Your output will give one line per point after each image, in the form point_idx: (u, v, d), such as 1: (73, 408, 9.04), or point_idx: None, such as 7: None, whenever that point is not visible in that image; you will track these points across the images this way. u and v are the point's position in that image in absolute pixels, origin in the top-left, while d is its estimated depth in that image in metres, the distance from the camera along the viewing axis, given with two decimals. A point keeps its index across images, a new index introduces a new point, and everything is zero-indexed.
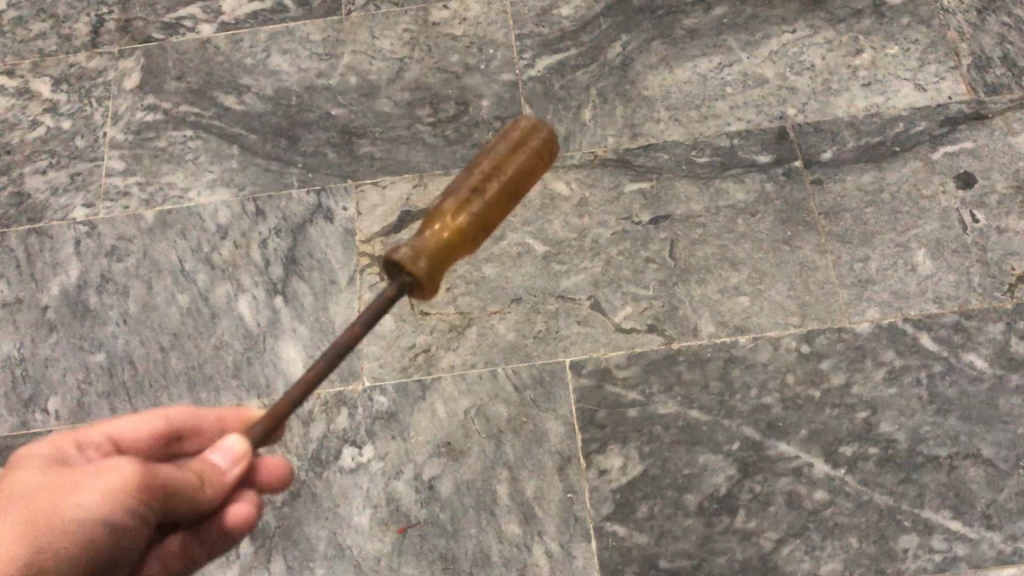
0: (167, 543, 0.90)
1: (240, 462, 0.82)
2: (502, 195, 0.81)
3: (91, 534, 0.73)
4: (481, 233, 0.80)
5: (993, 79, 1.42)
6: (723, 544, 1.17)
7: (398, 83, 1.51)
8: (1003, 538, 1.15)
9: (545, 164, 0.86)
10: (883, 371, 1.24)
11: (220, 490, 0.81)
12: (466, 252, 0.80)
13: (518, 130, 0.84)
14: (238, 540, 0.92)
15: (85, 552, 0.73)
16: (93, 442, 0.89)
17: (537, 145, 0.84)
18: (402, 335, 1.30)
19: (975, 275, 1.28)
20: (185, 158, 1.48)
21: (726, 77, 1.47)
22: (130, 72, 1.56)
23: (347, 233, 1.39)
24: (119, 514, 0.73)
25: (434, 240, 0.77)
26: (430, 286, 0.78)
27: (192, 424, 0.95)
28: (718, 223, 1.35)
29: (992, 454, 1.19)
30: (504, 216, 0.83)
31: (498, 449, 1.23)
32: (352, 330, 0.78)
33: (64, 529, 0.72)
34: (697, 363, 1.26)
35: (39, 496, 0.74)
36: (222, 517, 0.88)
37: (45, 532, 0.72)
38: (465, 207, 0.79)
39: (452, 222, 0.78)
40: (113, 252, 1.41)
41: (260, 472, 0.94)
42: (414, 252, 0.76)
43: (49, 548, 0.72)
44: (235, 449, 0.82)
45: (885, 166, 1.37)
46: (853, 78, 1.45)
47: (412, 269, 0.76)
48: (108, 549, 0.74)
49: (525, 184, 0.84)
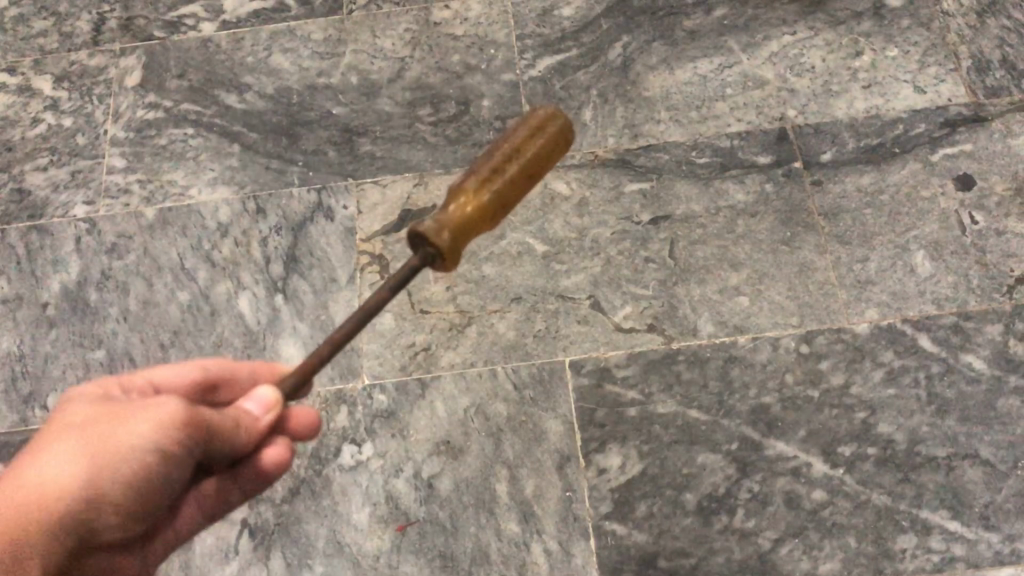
0: (203, 485, 0.92)
1: (273, 409, 0.83)
2: (523, 175, 0.81)
3: (144, 463, 0.75)
4: (503, 211, 0.81)
5: (993, 82, 1.42)
6: (722, 544, 1.17)
7: (399, 82, 1.51)
8: (1001, 539, 1.15)
9: (565, 147, 0.85)
10: (882, 372, 1.24)
11: (255, 435, 0.83)
12: (487, 230, 0.80)
13: (541, 113, 0.84)
14: (272, 482, 0.94)
15: (139, 481, 0.75)
16: (137, 386, 0.91)
17: (558, 128, 0.84)
18: (401, 333, 1.30)
19: (974, 276, 1.29)
20: (186, 156, 1.48)
21: (726, 78, 1.47)
22: (132, 69, 1.57)
23: (347, 231, 1.39)
24: (169, 446, 0.75)
25: (458, 214, 0.78)
26: (453, 259, 0.78)
27: (230, 375, 0.98)
28: (718, 223, 1.35)
29: (990, 455, 1.19)
30: (524, 196, 0.83)
31: (497, 448, 1.23)
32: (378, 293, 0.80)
33: (119, 458, 0.74)
34: (696, 363, 1.26)
35: (93, 425, 0.76)
36: (258, 459, 0.89)
37: (101, 462, 0.74)
38: (489, 185, 0.79)
39: (476, 197, 0.78)
40: (114, 249, 1.41)
41: (292, 419, 0.97)
42: (438, 226, 0.77)
43: (106, 475, 0.74)
44: (268, 398, 0.83)
45: (885, 167, 1.37)
46: (853, 80, 1.45)
47: (436, 242, 0.77)
48: (157, 480, 0.76)
49: (546, 165, 0.84)
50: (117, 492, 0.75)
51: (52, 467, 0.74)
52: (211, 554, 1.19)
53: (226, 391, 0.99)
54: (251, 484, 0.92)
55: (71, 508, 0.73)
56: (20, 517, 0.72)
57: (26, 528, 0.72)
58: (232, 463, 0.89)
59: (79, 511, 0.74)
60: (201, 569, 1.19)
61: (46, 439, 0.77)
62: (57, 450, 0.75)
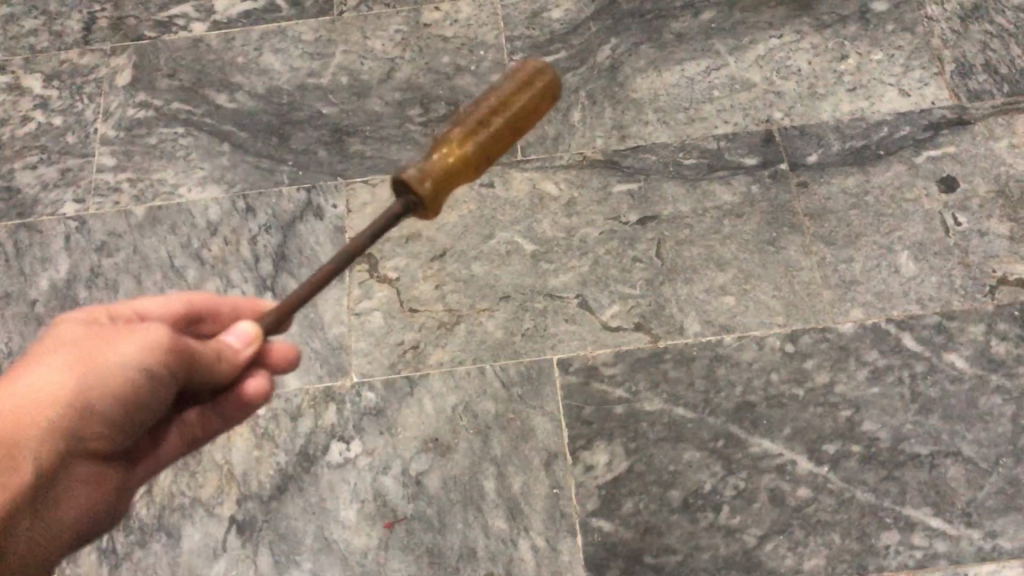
0: (185, 414, 0.95)
1: (252, 342, 0.86)
2: (508, 128, 0.81)
3: (131, 381, 0.76)
4: (486, 163, 0.80)
5: (976, 85, 1.44)
6: (708, 541, 1.18)
7: (390, 83, 1.52)
8: (983, 535, 1.17)
9: (553, 102, 0.85)
10: (866, 371, 1.26)
11: (234, 366, 0.85)
12: (471, 180, 0.80)
13: (531, 66, 0.84)
14: (251, 414, 0.96)
15: (124, 398, 0.77)
16: (122, 316, 0.89)
17: (546, 82, 0.83)
18: (390, 331, 1.31)
19: (958, 277, 1.30)
20: (176, 155, 1.48)
21: (714, 81, 1.49)
22: (122, 69, 1.57)
23: (337, 230, 1.40)
24: (155, 367, 0.77)
25: (440, 164, 0.77)
26: (434, 208, 0.78)
27: (213, 309, 0.98)
28: (705, 224, 1.37)
29: (972, 452, 1.21)
30: (509, 149, 0.83)
31: (485, 445, 1.24)
32: (357, 241, 0.79)
33: (108, 375, 0.75)
34: (682, 361, 1.27)
35: (79, 344, 0.77)
36: (239, 391, 0.92)
37: (89, 378, 0.75)
38: (473, 135, 0.79)
39: (459, 148, 0.78)
40: (103, 247, 1.41)
41: (269, 353, 0.97)
42: (420, 174, 0.77)
43: (94, 391, 0.75)
44: (249, 331, 0.86)
45: (869, 169, 1.39)
46: (839, 83, 1.47)
47: (418, 190, 0.76)
48: (141, 398, 0.78)
49: (532, 119, 0.84)
50: (104, 408, 0.76)
51: (39, 380, 0.74)
52: (199, 550, 1.20)
53: (209, 324, 1.00)
54: (233, 417, 0.96)
55: (61, 419, 0.74)
56: (8, 427, 0.72)
57: (15, 437, 0.72)
58: (214, 394, 0.92)
59: (67, 424, 0.74)
60: (189, 566, 1.20)
61: (31, 356, 0.77)
62: (45, 364, 0.76)
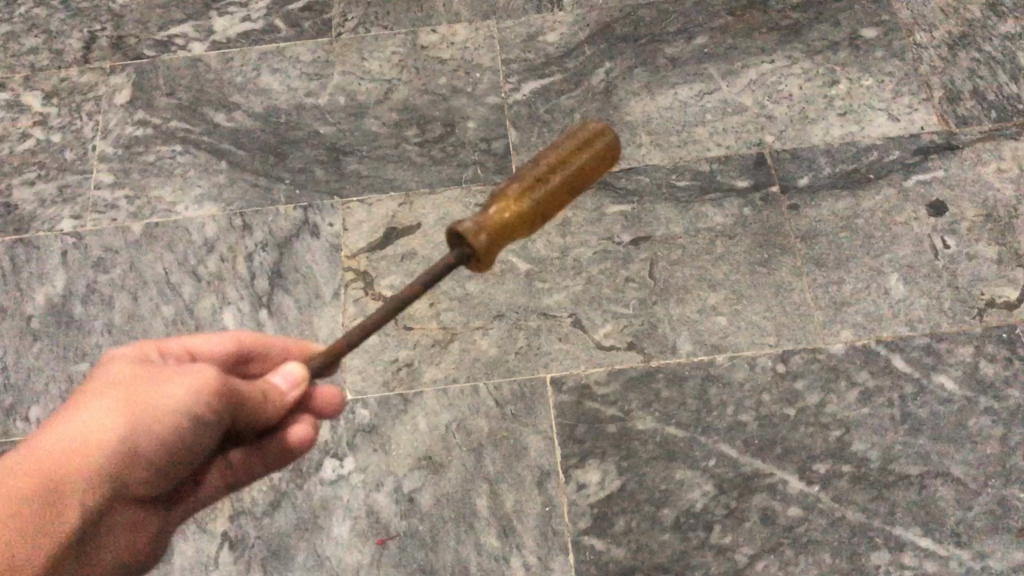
0: (229, 454, 0.95)
1: (298, 385, 0.90)
2: (562, 188, 0.87)
3: (175, 425, 0.78)
4: (540, 219, 0.87)
5: (964, 111, 1.47)
6: (699, 559, 1.18)
7: (386, 103, 1.54)
8: (971, 555, 1.17)
9: (608, 164, 0.92)
10: (857, 392, 1.27)
11: (279, 408, 0.89)
12: (524, 235, 0.87)
13: (589, 128, 0.91)
14: (293, 460, 0.99)
15: (167, 442, 0.78)
16: (173, 352, 0.93)
17: (603, 146, 0.90)
18: (385, 349, 1.32)
19: (946, 299, 1.32)
20: (174, 173, 1.50)
21: (706, 104, 1.51)
22: (121, 87, 1.58)
23: (333, 248, 1.41)
24: (201, 411, 0.79)
25: (496, 219, 0.84)
26: (487, 259, 0.85)
27: (262, 350, 1.01)
28: (697, 245, 1.38)
29: (961, 472, 1.22)
30: (562, 207, 0.89)
31: (478, 463, 1.24)
32: (412, 287, 0.85)
33: (155, 419, 0.77)
34: (674, 380, 1.28)
35: (129, 384, 0.79)
36: (283, 434, 0.95)
37: (136, 422, 0.76)
38: (530, 193, 0.86)
39: (516, 204, 0.85)
40: (99, 263, 1.42)
41: (315, 398, 1.01)
42: (477, 227, 0.83)
43: (139, 434, 0.76)
44: (295, 373, 0.90)
45: (860, 193, 1.41)
46: (829, 107, 1.49)
47: (474, 242, 0.83)
48: (185, 442, 0.79)
49: (586, 180, 0.90)
50: (147, 451, 0.77)
51: (88, 422, 0.75)
52: (192, 567, 1.20)
53: (258, 363, 1.03)
54: (274, 460, 0.96)
55: (107, 461, 0.75)
56: (58, 469, 0.73)
57: (66, 478, 0.73)
58: (258, 433, 0.94)
59: (113, 466, 0.76)
60: None
61: (82, 393, 0.78)
62: (96, 402, 0.77)
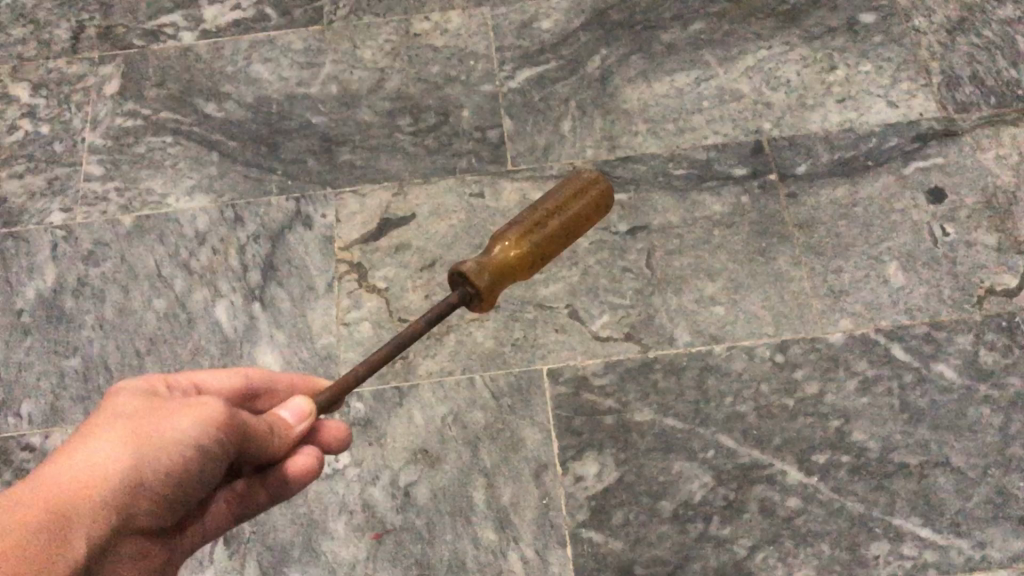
0: (233, 483, 0.93)
1: (305, 419, 0.89)
2: (558, 233, 0.94)
3: (182, 457, 0.76)
4: (540, 262, 0.94)
5: (964, 97, 1.45)
6: (698, 551, 1.17)
7: (379, 92, 1.52)
8: (972, 545, 1.16)
9: (604, 210, 0.99)
10: (856, 381, 1.26)
11: (286, 441, 0.88)
12: (525, 276, 0.93)
13: (585, 176, 0.98)
14: (292, 494, 0.96)
15: (176, 473, 0.76)
16: (181, 384, 0.91)
17: (599, 192, 0.97)
18: (379, 342, 1.31)
19: (946, 287, 1.31)
20: (164, 164, 1.48)
21: (703, 92, 1.49)
22: (111, 78, 1.56)
23: (326, 239, 1.39)
24: (207, 443, 0.77)
25: (497, 260, 0.91)
26: (489, 298, 0.91)
27: (270, 386, 1.00)
28: (695, 235, 1.37)
29: (961, 462, 1.21)
30: (559, 252, 0.96)
31: (474, 456, 1.23)
32: (416, 325, 0.91)
33: (163, 451, 0.75)
34: (672, 371, 1.27)
35: (137, 417, 0.78)
36: (283, 467, 0.92)
37: (142, 452, 0.75)
38: (528, 237, 0.93)
39: (516, 246, 0.91)
40: (90, 257, 1.40)
41: (321, 433, 1.00)
42: (479, 267, 0.90)
43: (147, 464, 0.75)
44: (302, 408, 0.89)
45: (858, 180, 1.39)
46: (827, 94, 1.48)
47: (476, 282, 0.89)
48: (192, 475, 0.78)
49: (582, 227, 0.97)
50: (155, 482, 0.75)
51: (94, 452, 0.74)
52: (185, 563, 1.18)
53: (264, 400, 1.01)
54: (278, 493, 0.94)
55: (115, 492, 0.73)
56: (65, 498, 0.71)
57: (72, 506, 0.70)
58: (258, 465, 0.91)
59: (121, 497, 0.73)
60: None
61: (89, 425, 0.77)
62: (104, 433, 0.76)
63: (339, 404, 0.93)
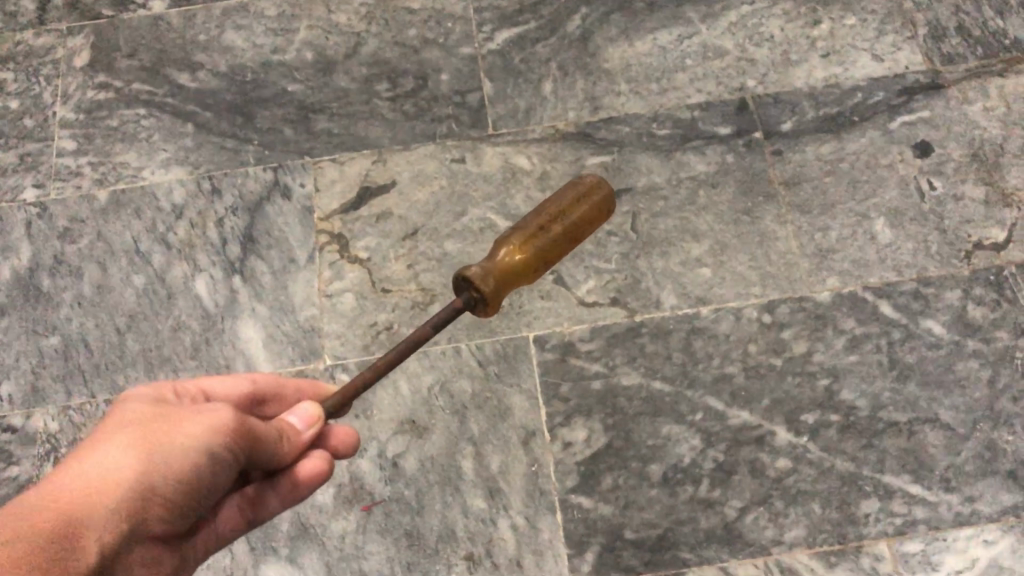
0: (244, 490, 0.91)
1: (314, 424, 0.88)
2: (562, 237, 0.93)
3: (193, 462, 0.74)
4: (543, 266, 0.93)
5: (949, 49, 1.43)
6: (688, 514, 1.17)
7: (355, 58, 1.49)
8: (961, 500, 1.16)
9: (606, 215, 0.98)
10: (844, 340, 1.25)
11: (296, 447, 0.87)
12: (529, 281, 0.92)
13: (587, 181, 0.98)
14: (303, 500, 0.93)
15: (187, 479, 0.74)
16: (187, 392, 0.90)
17: (601, 197, 0.97)
18: (363, 313, 1.29)
19: (934, 243, 1.30)
20: (138, 137, 1.45)
21: (685, 50, 1.46)
22: (80, 49, 1.52)
23: (305, 209, 1.37)
24: (219, 449, 0.75)
25: (501, 264, 0.90)
26: (494, 303, 0.90)
27: (276, 391, 0.98)
28: (680, 195, 1.35)
29: (950, 418, 1.20)
30: (561, 256, 0.95)
31: (462, 425, 1.22)
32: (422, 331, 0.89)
33: (174, 458, 0.73)
34: (659, 335, 1.26)
35: (146, 424, 0.76)
36: (293, 471, 0.89)
37: (154, 457, 0.73)
38: (532, 241, 0.92)
39: (520, 250, 0.91)
40: (66, 234, 1.37)
41: (330, 437, 0.98)
42: (484, 272, 0.89)
43: (158, 469, 0.72)
44: (310, 412, 0.88)
45: (844, 136, 1.37)
46: (811, 49, 1.45)
47: (482, 286, 0.88)
48: (203, 481, 0.75)
49: (585, 231, 0.96)
50: (167, 488, 0.73)
51: (105, 460, 0.72)
52: None
53: (271, 405, 0.99)
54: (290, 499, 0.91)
55: (127, 497, 0.70)
56: (77, 501, 0.69)
57: (85, 510, 0.68)
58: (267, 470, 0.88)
59: (133, 503, 0.71)
60: None
61: (99, 434, 0.75)
62: (114, 441, 0.73)
63: (346, 410, 0.92)
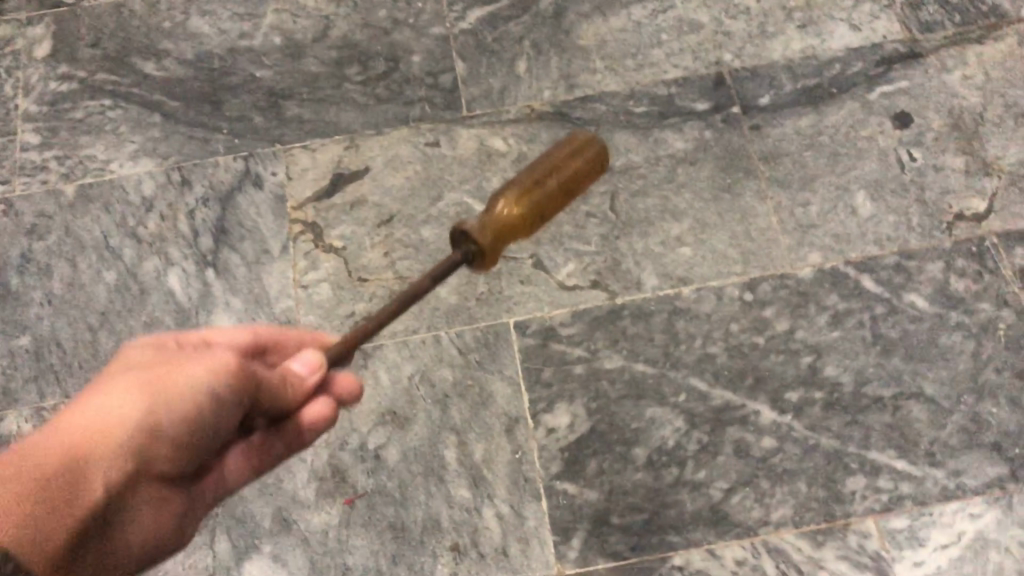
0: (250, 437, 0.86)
1: (317, 371, 0.83)
2: (558, 191, 0.89)
3: (195, 403, 0.72)
4: (541, 220, 0.88)
5: (927, 17, 1.41)
6: (674, 497, 1.16)
7: (324, 41, 1.46)
8: (946, 474, 1.15)
9: (599, 171, 0.94)
10: (827, 316, 1.24)
11: (301, 395, 0.82)
12: (526, 236, 0.88)
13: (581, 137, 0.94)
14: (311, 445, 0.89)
15: (190, 421, 0.72)
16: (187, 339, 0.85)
17: (595, 152, 0.93)
18: (340, 303, 1.27)
19: (915, 215, 1.29)
20: (104, 129, 1.41)
21: (660, 24, 1.44)
22: (41, 39, 1.48)
23: (278, 199, 1.34)
24: (221, 390, 0.73)
25: (499, 218, 0.85)
26: (490, 257, 0.86)
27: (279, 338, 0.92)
28: (658, 173, 1.33)
29: (934, 392, 1.20)
30: (557, 211, 0.91)
31: (444, 414, 1.21)
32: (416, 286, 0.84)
33: (176, 398, 0.71)
34: (641, 317, 1.25)
35: (148, 368, 0.74)
36: (297, 417, 0.85)
37: (156, 399, 0.71)
38: (529, 194, 0.87)
39: (518, 204, 0.86)
40: (33, 230, 1.34)
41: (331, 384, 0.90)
42: (482, 226, 0.84)
43: (160, 410, 0.71)
44: (313, 359, 0.83)
45: (823, 109, 1.36)
46: (788, 20, 1.43)
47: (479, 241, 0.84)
48: (205, 424, 0.73)
49: (579, 186, 0.92)
50: (170, 429, 0.71)
51: (106, 402, 0.70)
52: None
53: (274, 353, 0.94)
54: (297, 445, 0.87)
55: (128, 438, 0.69)
56: (78, 442, 0.67)
57: (87, 451, 0.67)
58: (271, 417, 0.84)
59: (134, 444, 0.69)
60: None
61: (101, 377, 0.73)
62: (115, 385, 0.71)
63: (351, 357, 0.87)
